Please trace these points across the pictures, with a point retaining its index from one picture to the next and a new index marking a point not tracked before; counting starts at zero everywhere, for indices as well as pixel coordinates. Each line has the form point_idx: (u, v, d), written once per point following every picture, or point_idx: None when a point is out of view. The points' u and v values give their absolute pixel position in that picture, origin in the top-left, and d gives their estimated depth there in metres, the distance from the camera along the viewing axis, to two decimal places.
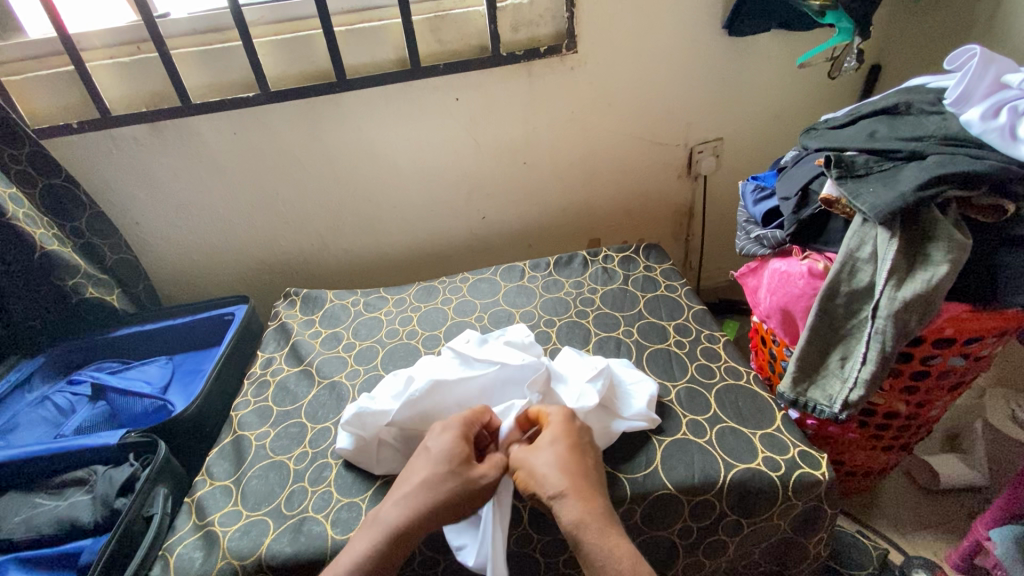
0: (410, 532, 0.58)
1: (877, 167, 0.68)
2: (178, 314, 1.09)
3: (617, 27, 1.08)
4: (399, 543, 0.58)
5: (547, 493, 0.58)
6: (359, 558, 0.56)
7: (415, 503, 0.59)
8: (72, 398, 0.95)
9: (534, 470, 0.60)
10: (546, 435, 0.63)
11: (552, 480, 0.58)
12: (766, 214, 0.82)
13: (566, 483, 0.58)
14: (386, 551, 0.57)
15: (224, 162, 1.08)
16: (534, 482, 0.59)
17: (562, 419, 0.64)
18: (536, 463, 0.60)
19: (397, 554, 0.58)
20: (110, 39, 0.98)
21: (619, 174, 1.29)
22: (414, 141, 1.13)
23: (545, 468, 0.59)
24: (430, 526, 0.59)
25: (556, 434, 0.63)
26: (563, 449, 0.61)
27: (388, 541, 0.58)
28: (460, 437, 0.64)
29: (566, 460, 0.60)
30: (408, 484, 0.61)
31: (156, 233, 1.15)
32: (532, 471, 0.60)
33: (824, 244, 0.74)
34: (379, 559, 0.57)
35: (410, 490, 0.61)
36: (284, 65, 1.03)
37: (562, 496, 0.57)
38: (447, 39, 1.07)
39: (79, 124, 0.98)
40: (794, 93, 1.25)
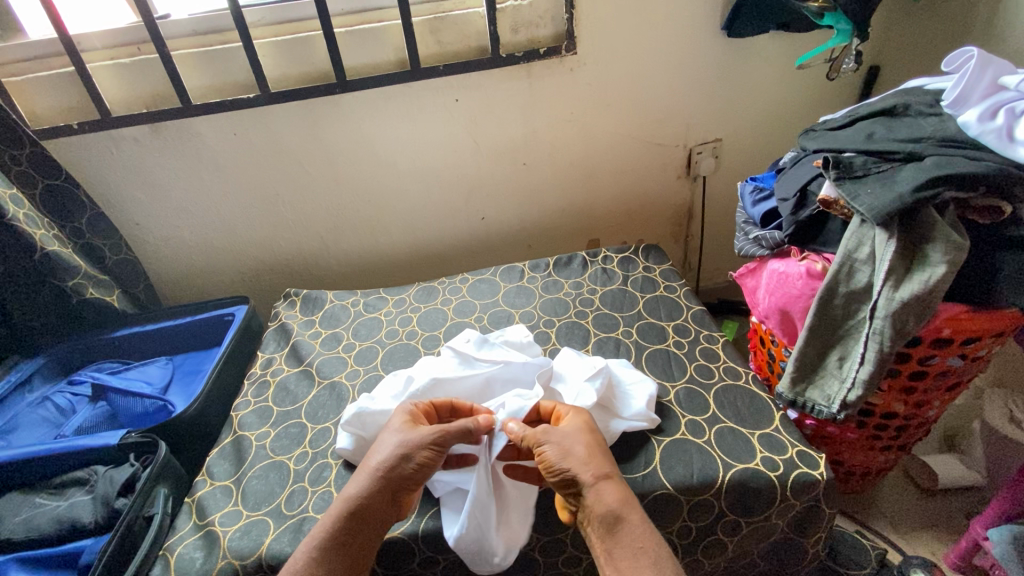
0: (363, 502, 0.61)
1: (875, 168, 0.69)
2: (178, 315, 1.09)
3: (616, 29, 1.09)
4: (354, 519, 0.60)
5: (591, 474, 0.59)
6: (316, 537, 0.59)
7: (366, 474, 0.62)
8: (72, 399, 0.96)
9: (575, 451, 0.61)
10: (578, 422, 0.65)
11: (593, 464, 0.60)
12: (765, 214, 0.82)
13: (602, 467, 0.60)
14: (342, 524, 0.59)
15: (224, 163, 1.08)
16: (574, 463, 0.60)
17: (592, 410, 0.68)
18: (576, 445, 0.62)
19: (355, 526, 0.60)
20: (109, 40, 0.98)
21: (619, 175, 1.29)
22: (414, 141, 1.13)
23: (583, 451, 0.61)
24: (386, 497, 0.61)
25: (587, 424, 0.66)
26: (597, 438, 0.65)
27: (343, 512, 0.60)
28: (409, 415, 0.67)
29: (599, 448, 0.63)
30: (365, 459, 0.64)
31: (156, 234, 1.15)
32: (572, 451, 0.61)
33: (822, 245, 0.74)
34: (334, 532, 0.59)
35: (365, 464, 0.64)
36: (284, 66, 1.03)
37: (606, 478, 0.59)
38: (446, 41, 1.07)
39: (80, 124, 0.98)
40: (793, 94, 1.25)
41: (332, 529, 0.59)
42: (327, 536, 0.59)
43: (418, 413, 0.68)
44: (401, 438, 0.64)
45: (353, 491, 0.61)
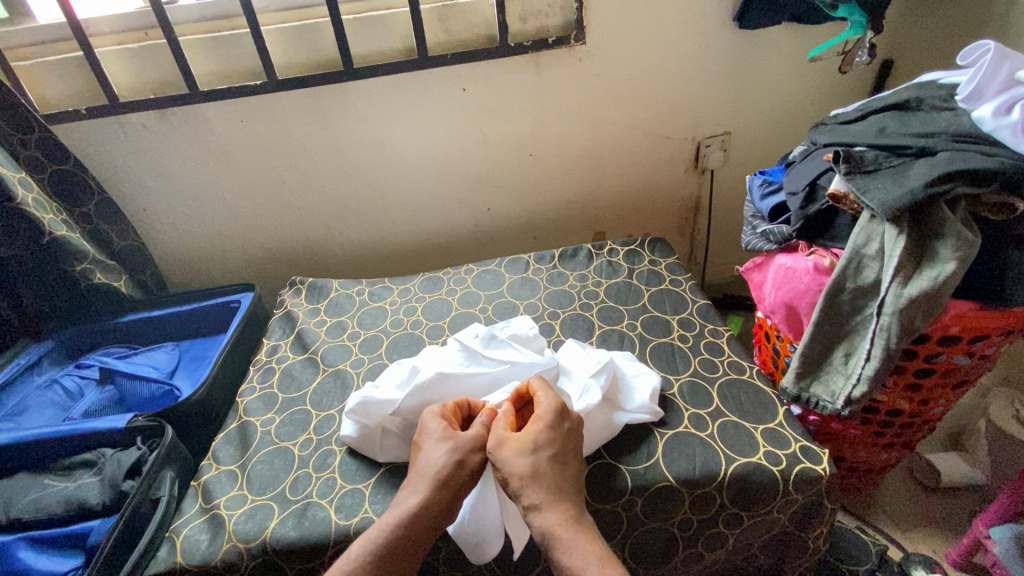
0: (422, 510, 0.60)
1: (886, 163, 0.68)
2: (184, 301, 1.09)
3: (626, 19, 1.08)
4: (412, 529, 0.59)
5: (524, 502, 0.59)
6: (375, 546, 0.57)
7: (424, 482, 0.62)
8: (80, 382, 0.97)
9: (511, 478, 0.60)
10: (528, 440, 0.62)
11: (527, 492, 0.59)
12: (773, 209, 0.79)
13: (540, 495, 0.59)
14: (401, 533, 0.59)
15: (230, 150, 1.09)
16: (512, 488, 0.60)
17: (547, 423, 0.63)
18: (513, 471, 0.60)
19: (413, 535, 0.59)
20: (116, 25, 0.96)
21: (625, 167, 1.29)
22: (420, 131, 1.13)
23: (518, 479, 0.60)
24: (443, 508, 0.61)
25: (537, 443, 0.62)
26: (544, 460, 0.61)
27: (401, 521, 0.59)
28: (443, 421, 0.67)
29: (542, 471, 0.60)
30: (418, 468, 0.64)
31: (164, 220, 1.15)
32: (509, 477, 0.60)
33: (830, 240, 0.73)
34: (392, 541, 0.58)
35: (420, 474, 0.63)
36: (291, 54, 1.01)
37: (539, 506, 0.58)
38: (455, 29, 1.04)
39: (87, 110, 0.98)
40: (805, 87, 1.24)
41: (391, 539, 0.58)
42: (385, 543, 0.58)
43: (449, 417, 0.69)
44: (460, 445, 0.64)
45: (413, 502, 0.60)
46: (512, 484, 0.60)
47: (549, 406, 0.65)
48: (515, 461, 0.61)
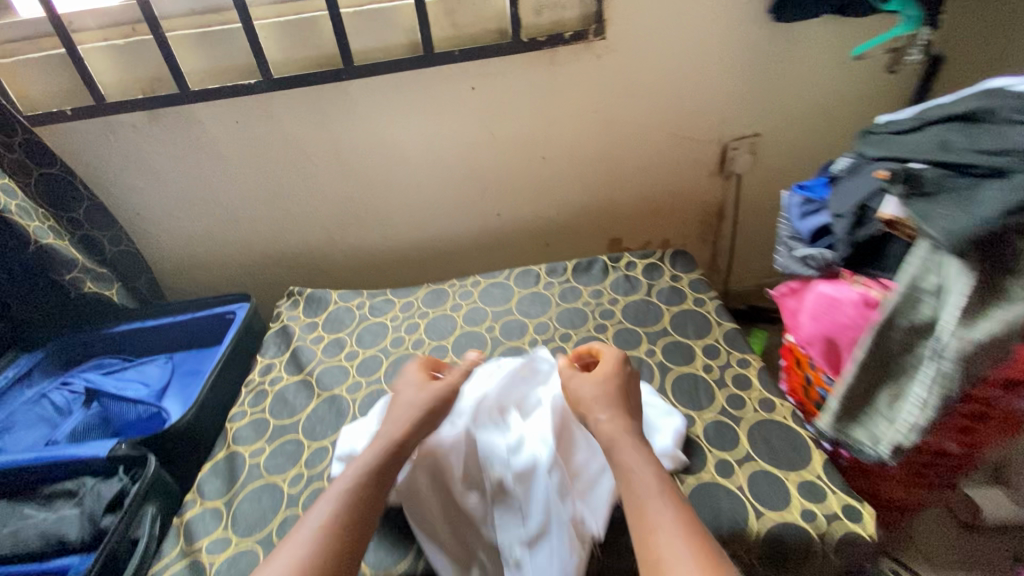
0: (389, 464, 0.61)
1: (950, 184, 0.59)
2: (179, 312, 1.04)
3: (651, 12, 0.99)
4: (383, 476, 0.60)
5: (594, 417, 0.62)
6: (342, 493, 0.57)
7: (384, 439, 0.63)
8: (69, 397, 0.93)
9: (583, 400, 0.64)
10: (600, 372, 0.67)
11: (600, 409, 0.62)
12: (814, 231, 0.71)
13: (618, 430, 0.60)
14: (368, 480, 0.58)
15: (226, 153, 1.03)
16: (582, 410, 0.64)
17: (617, 360, 0.69)
18: (586, 393, 0.65)
19: (379, 484, 0.59)
20: (102, 21, 0.90)
21: (645, 169, 1.21)
22: (426, 132, 1.06)
23: (591, 398, 0.64)
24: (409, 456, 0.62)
25: (603, 374, 0.67)
26: (611, 388, 0.64)
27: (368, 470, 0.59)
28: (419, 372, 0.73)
29: (613, 395, 0.64)
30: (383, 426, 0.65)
31: (158, 225, 1.10)
32: (582, 400, 0.64)
33: (881, 270, 0.65)
34: (361, 490, 0.57)
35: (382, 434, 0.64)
36: (288, 50, 0.94)
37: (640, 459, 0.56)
38: (464, 23, 0.96)
39: (73, 111, 0.92)
40: (845, 85, 1.13)
41: (359, 489, 0.57)
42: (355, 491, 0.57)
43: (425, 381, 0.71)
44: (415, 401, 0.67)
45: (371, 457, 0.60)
46: (583, 403, 0.64)
47: (614, 351, 0.70)
48: (585, 385, 0.66)
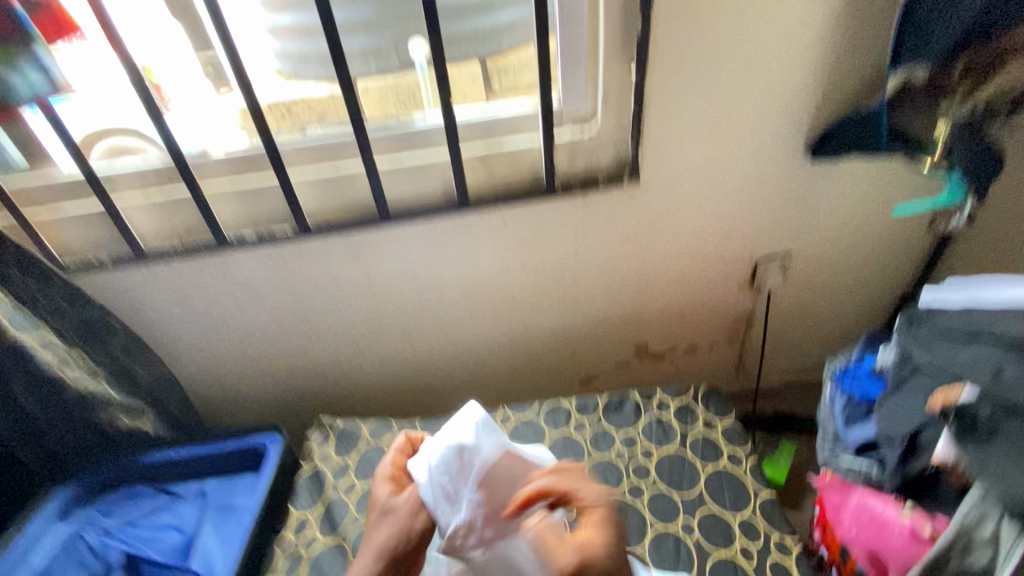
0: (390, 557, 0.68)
1: (1005, 429, 0.59)
2: (210, 445, 1.04)
3: (686, 153, 0.98)
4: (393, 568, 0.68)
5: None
6: None
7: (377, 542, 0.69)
8: (103, 540, 0.92)
9: (598, 545, 0.60)
10: (598, 499, 0.63)
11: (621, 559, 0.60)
12: (861, 443, 0.72)
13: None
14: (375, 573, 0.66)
15: (258, 284, 1.03)
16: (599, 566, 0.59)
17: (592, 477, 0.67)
18: (599, 537, 0.61)
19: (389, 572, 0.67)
20: (138, 176, 0.90)
21: (674, 285, 1.20)
22: (456, 262, 1.06)
23: (607, 546, 0.60)
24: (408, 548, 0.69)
25: (603, 509, 0.63)
26: (613, 522, 0.62)
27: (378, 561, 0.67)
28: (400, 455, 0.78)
29: (618, 531, 0.62)
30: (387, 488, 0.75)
31: (189, 347, 1.11)
32: (595, 551, 0.59)
33: (936, 504, 0.66)
34: None
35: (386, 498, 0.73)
36: (322, 200, 0.96)
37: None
38: (498, 170, 0.98)
39: (112, 261, 0.94)
40: (882, 209, 1.11)
41: None
42: None
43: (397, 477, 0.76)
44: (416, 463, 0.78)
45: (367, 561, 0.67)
46: (606, 557, 0.60)
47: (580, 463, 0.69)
48: (595, 527, 0.61)
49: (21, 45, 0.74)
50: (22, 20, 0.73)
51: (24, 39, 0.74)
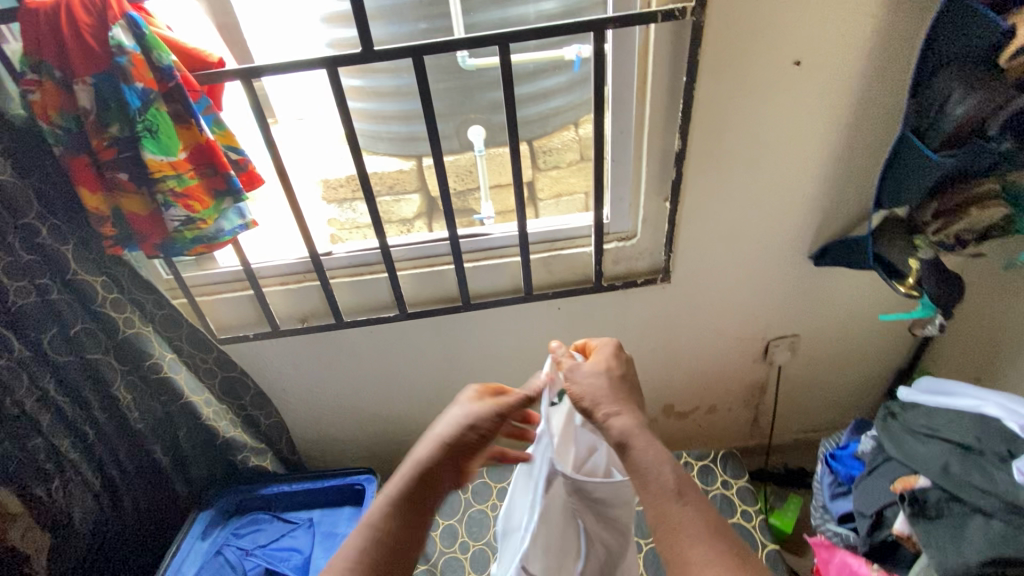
0: (429, 467, 0.70)
1: (947, 510, 0.79)
2: (319, 480, 1.30)
3: (710, 259, 1.20)
4: (420, 484, 0.69)
5: (604, 412, 0.72)
6: (396, 494, 0.68)
7: (432, 442, 0.72)
8: (239, 553, 1.19)
9: (590, 392, 0.75)
10: (599, 363, 0.79)
11: (604, 403, 0.73)
12: (843, 514, 0.94)
13: (602, 391, 0.74)
14: (413, 483, 0.69)
15: (360, 350, 1.29)
16: (591, 401, 0.74)
17: (610, 355, 0.81)
18: (594, 386, 0.75)
19: (424, 485, 0.69)
20: (281, 270, 1.17)
21: (697, 358, 1.41)
22: (517, 336, 1.30)
23: (599, 394, 0.74)
24: (448, 463, 0.71)
25: (609, 368, 0.78)
26: (611, 383, 0.76)
27: (413, 474, 0.70)
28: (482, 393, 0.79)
29: (618, 389, 0.76)
30: (428, 430, 0.74)
31: (297, 397, 1.36)
32: (590, 392, 0.74)
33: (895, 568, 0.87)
34: (411, 488, 0.69)
35: (433, 432, 0.74)
36: (418, 290, 1.21)
37: (617, 413, 0.72)
38: (557, 269, 1.20)
39: (254, 335, 1.21)
40: (878, 302, 1.31)
41: (406, 490, 0.68)
42: (402, 494, 0.68)
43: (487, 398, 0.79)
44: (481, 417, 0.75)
45: (421, 455, 0.71)
46: (591, 398, 0.74)
47: (606, 342, 0.84)
48: (592, 379, 0.76)
49: (229, 199, 0.91)
50: (233, 182, 0.90)
51: (233, 196, 0.91)
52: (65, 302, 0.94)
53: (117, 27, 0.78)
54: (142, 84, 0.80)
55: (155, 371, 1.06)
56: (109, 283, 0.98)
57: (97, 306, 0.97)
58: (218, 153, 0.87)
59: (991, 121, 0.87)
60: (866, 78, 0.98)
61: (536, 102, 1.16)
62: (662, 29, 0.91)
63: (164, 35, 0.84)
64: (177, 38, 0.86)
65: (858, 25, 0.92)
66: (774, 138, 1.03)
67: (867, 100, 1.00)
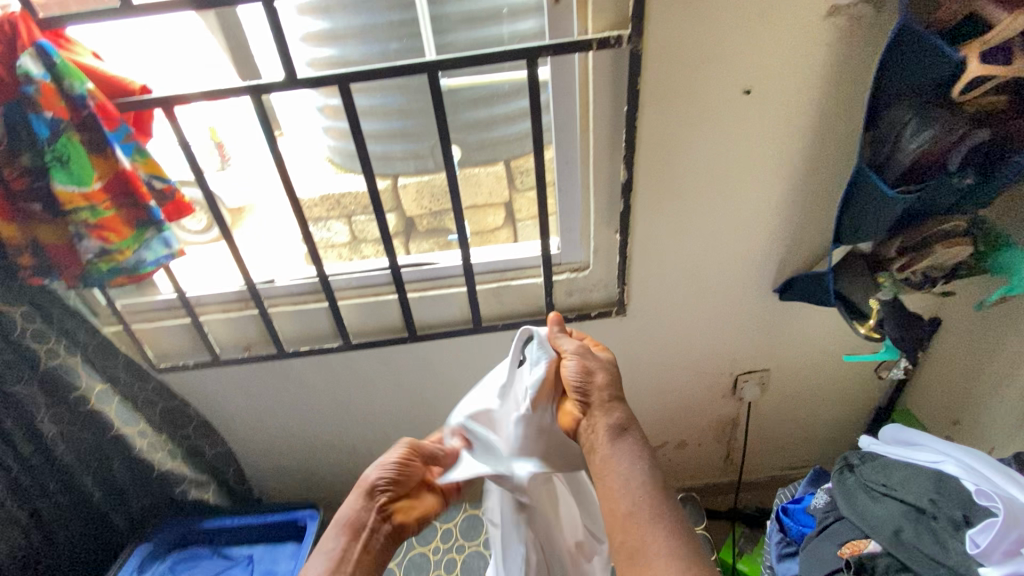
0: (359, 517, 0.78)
1: None
2: (262, 514, 1.25)
3: (667, 292, 1.15)
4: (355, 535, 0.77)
5: (608, 398, 0.78)
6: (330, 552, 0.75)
7: (360, 493, 0.80)
8: None
9: (596, 376, 0.80)
10: (603, 354, 0.84)
11: (607, 390, 0.79)
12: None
13: (604, 381, 0.80)
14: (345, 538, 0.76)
15: (307, 380, 1.25)
16: (595, 383, 0.79)
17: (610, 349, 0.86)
18: (598, 372, 0.80)
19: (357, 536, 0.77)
20: (219, 299, 1.14)
21: (662, 393, 1.35)
22: (470, 368, 1.25)
23: (603, 378, 0.80)
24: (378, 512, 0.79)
25: (609, 359, 0.84)
26: (613, 371, 0.82)
27: (343, 528, 0.77)
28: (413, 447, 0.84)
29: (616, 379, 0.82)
30: (356, 483, 0.81)
31: (245, 425, 1.32)
32: (596, 375, 0.80)
33: None
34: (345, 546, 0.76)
35: (360, 485, 0.81)
36: (364, 320, 1.17)
37: (617, 402, 0.79)
38: (507, 300, 1.15)
39: (195, 364, 1.17)
40: (850, 338, 1.25)
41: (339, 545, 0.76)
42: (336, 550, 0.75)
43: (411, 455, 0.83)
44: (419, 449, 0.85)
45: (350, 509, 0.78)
46: (598, 381, 0.79)
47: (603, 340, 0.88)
48: (598, 364, 0.81)
49: (152, 229, 0.88)
50: (154, 213, 0.87)
51: (155, 226, 0.88)
52: None
53: (24, 56, 0.76)
54: (51, 114, 0.78)
55: (83, 403, 1.03)
56: (32, 312, 0.96)
57: (16, 337, 0.94)
58: (137, 181, 0.84)
59: (951, 155, 0.81)
60: (821, 108, 0.93)
61: (502, 125, 1.11)
62: (601, 56, 0.87)
63: (81, 62, 0.82)
64: (99, 66, 0.84)
65: (810, 53, 0.87)
66: (726, 169, 0.99)
67: (823, 131, 0.95)
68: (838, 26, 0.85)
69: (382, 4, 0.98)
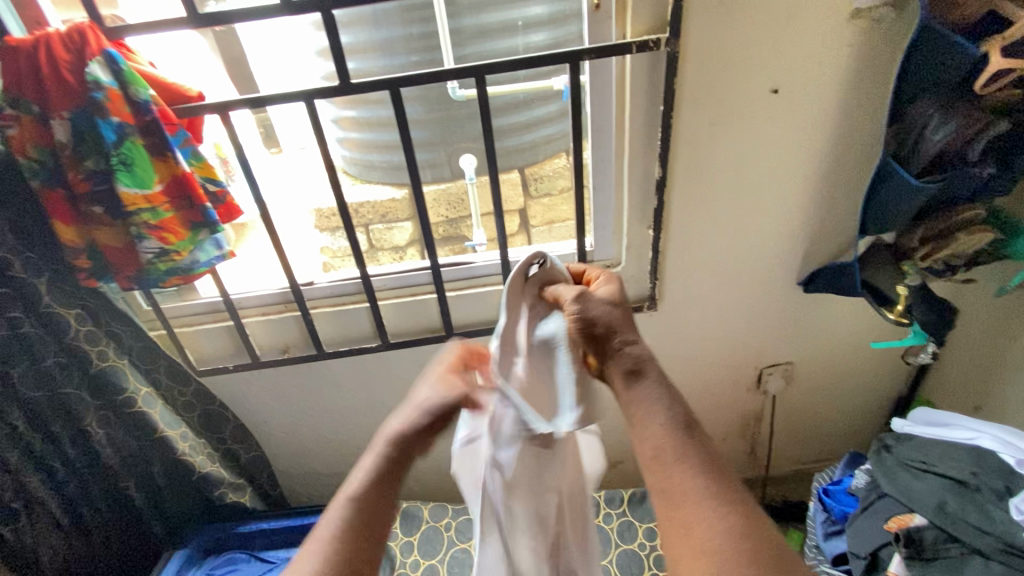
0: (375, 483, 0.61)
1: (944, 552, 0.78)
2: (300, 516, 1.26)
3: (696, 287, 1.19)
4: (369, 510, 0.60)
5: (621, 337, 0.63)
6: (338, 525, 0.58)
7: (380, 443, 0.65)
8: None
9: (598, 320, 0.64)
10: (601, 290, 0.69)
11: (619, 332, 0.64)
12: (837, 556, 0.92)
13: (614, 319, 0.65)
14: (359, 510, 0.59)
15: (343, 381, 1.27)
16: (603, 329, 0.64)
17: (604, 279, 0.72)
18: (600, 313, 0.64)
19: (371, 511, 0.60)
20: (260, 301, 1.17)
21: (688, 388, 1.37)
22: None
23: (609, 321, 0.64)
24: (394, 477, 0.63)
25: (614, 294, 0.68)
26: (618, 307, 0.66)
27: (353, 501, 0.60)
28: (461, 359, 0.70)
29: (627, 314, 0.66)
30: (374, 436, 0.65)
31: (279, 429, 1.34)
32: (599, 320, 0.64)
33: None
34: (354, 518, 0.59)
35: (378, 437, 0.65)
36: (400, 319, 1.19)
37: (630, 341, 0.63)
38: None
39: (234, 366, 1.19)
40: (870, 329, 1.29)
41: (352, 519, 0.59)
42: (344, 527, 0.58)
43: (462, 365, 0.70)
44: (430, 401, 0.66)
45: (365, 473, 0.62)
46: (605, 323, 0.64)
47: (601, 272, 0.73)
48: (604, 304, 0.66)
49: (205, 230, 0.90)
50: (210, 215, 0.88)
51: (208, 227, 0.89)
52: (37, 335, 0.93)
53: (94, 64, 0.79)
54: (118, 118, 0.81)
55: (130, 405, 1.04)
56: (84, 316, 0.97)
57: (69, 340, 0.95)
58: (194, 183, 0.86)
59: (970, 147, 0.86)
60: (845, 105, 0.97)
61: (518, 132, 1.15)
62: (638, 59, 0.92)
63: (144, 70, 0.84)
64: (158, 73, 0.86)
65: (835, 53, 0.92)
66: (755, 165, 1.03)
67: (848, 127, 1.00)
68: (862, 27, 0.90)
69: (401, 19, 1.02)
